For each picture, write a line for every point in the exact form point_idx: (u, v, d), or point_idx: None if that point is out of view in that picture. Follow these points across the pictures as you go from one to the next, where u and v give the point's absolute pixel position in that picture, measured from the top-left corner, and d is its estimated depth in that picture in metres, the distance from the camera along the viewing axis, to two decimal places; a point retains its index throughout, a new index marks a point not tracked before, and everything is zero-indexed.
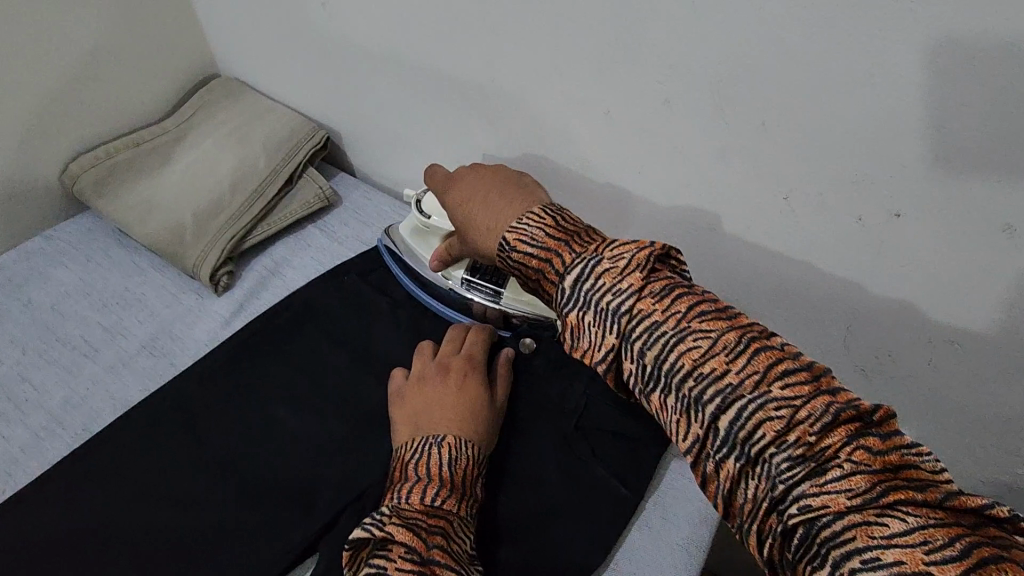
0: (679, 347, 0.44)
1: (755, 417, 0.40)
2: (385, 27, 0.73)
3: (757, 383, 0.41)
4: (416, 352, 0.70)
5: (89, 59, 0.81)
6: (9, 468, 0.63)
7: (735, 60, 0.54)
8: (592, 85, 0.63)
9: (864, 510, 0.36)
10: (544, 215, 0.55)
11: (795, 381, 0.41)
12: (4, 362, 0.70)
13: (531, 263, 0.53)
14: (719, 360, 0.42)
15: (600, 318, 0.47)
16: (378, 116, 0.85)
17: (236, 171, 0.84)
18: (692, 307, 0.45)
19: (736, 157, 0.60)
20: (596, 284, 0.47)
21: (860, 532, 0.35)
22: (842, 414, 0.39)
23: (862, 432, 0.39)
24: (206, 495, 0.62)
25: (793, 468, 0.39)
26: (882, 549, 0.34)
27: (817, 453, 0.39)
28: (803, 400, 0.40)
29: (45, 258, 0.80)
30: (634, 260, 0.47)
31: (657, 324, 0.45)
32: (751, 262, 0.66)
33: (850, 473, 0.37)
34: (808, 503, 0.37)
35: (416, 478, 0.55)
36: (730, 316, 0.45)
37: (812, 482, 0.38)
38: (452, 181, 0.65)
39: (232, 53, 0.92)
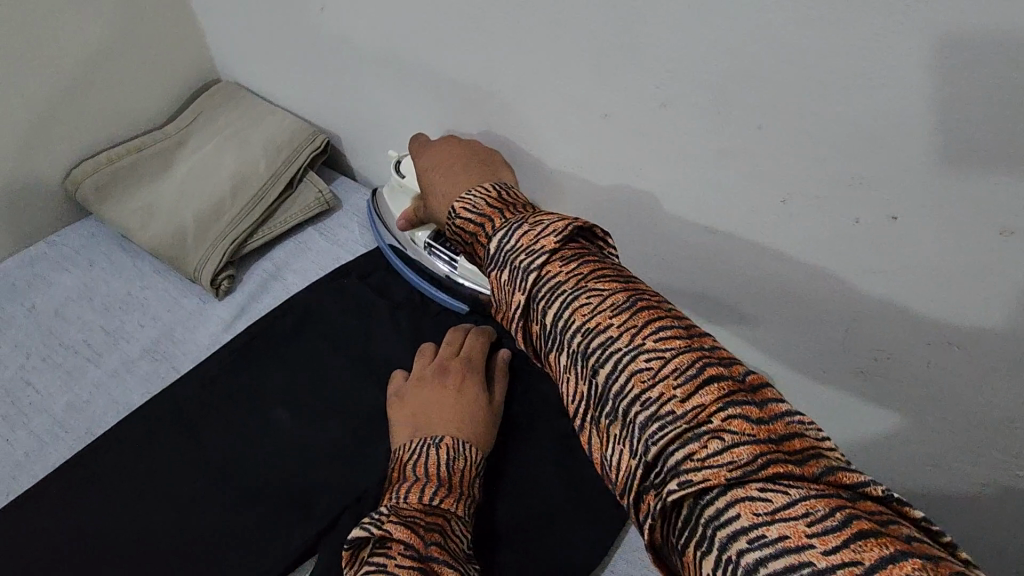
0: (573, 305, 0.41)
1: (632, 373, 0.38)
2: (383, 31, 0.74)
3: (644, 342, 0.39)
4: (417, 354, 0.71)
5: (90, 65, 0.82)
6: (13, 472, 0.64)
7: (729, 63, 0.54)
8: (589, 88, 0.64)
9: (746, 485, 0.33)
10: (489, 190, 0.56)
11: (668, 336, 0.39)
12: (7, 366, 0.71)
13: (468, 229, 0.53)
14: (607, 318, 0.40)
15: (513, 276, 0.45)
16: (377, 119, 0.85)
17: (236, 175, 0.84)
18: (593, 270, 0.43)
19: (734, 160, 0.60)
20: (513, 243, 0.46)
21: (743, 509, 0.32)
22: (719, 376, 0.37)
23: (740, 398, 0.36)
24: (207, 498, 0.62)
25: (667, 431, 0.36)
26: (766, 527, 0.31)
27: (693, 415, 0.36)
28: (675, 356, 0.38)
29: (49, 261, 0.81)
30: (551, 225, 0.46)
31: (558, 283, 0.43)
32: (750, 265, 0.67)
33: (732, 444, 0.34)
34: (689, 478, 0.34)
35: (414, 478, 0.56)
36: (629, 281, 0.43)
37: (691, 451, 0.35)
38: (423, 151, 0.68)
39: (232, 58, 0.92)
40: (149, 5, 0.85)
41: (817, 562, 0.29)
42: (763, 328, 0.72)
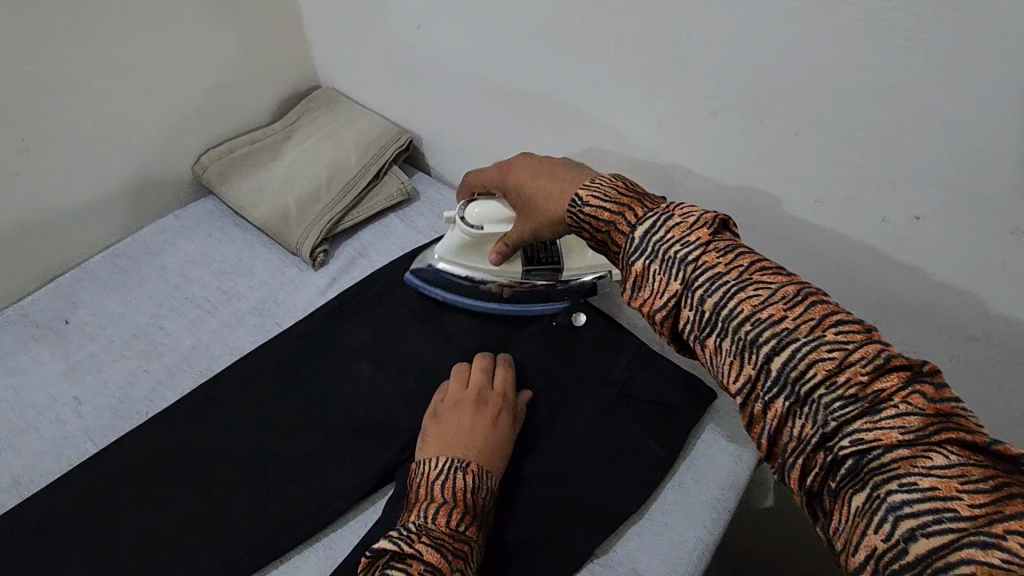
0: (741, 296, 0.48)
1: (810, 357, 0.45)
2: (467, 46, 0.86)
3: (816, 330, 0.46)
4: (454, 373, 0.73)
5: (220, 69, 0.97)
6: (149, 396, 0.77)
7: (770, 77, 0.63)
8: (645, 98, 0.73)
9: (912, 446, 0.41)
10: (615, 179, 0.61)
11: (848, 330, 0.45)
12: (144, 312, 0.85)
13: (602, 216, 0.59)
14: (777, 307, 0.47)
15: (667, 267, 0.52)
16: (455, 121, 0.97)
17: (333, 166, 0.98)
18: (754, 262, 0.50)
19: (772, 163, 0.68)
20: (662, 236, 0.53)
21: (904, 463, 0.41)
22: (900, 364, 0.44)
23: (916, 381, 0.43)
24: (303, 429, 0.74)
25: (846, 407, 0.44)
26: (920, 477, 0.40)
27: (871, 395, 0.43)
28: (857, 346, 0.45)
29: (175, 231, 0.96)
30: (700, 220, 0.53)
31: (718, 275, 0.50)
32: (784, 260, 0.75)
33: (904, 413, 0.42)
34: (861, 437, 0.43)
35: (441, 499, 0.60)
36: (789, 273, 0.50)
37: (866, 419, 0.43)
38: (510, 168, 0.72)
39: (332, 66, 1.07)
40: (269, 18, 0.99)
41: (963, 509, 0.38)
42: None
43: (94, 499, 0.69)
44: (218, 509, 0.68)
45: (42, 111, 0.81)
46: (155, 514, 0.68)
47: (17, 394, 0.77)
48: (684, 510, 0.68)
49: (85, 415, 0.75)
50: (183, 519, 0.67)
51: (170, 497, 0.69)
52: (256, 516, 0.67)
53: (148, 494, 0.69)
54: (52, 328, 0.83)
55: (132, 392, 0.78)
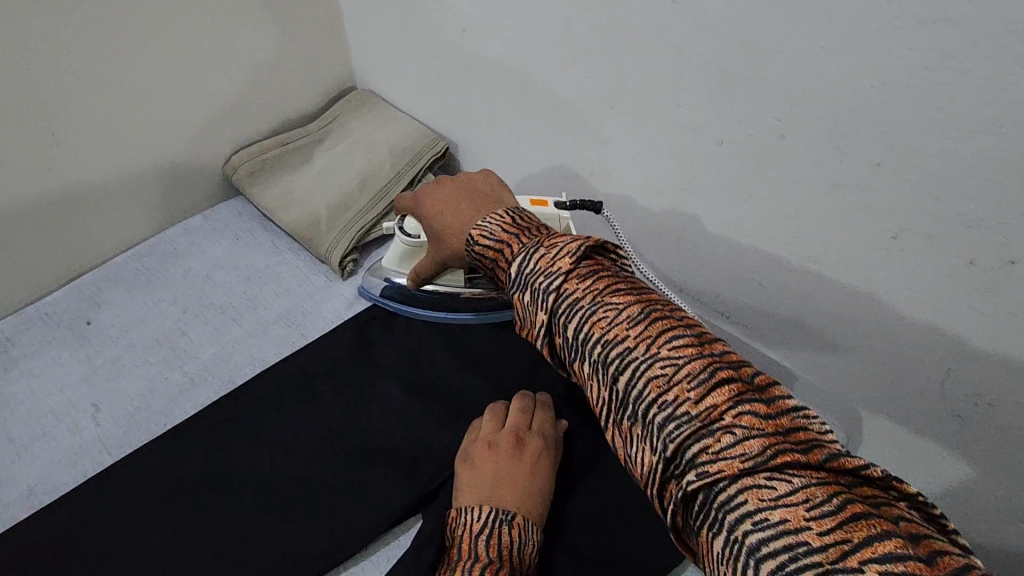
0: (592, 318, 0.48)
1: (648, 376, 0.45)
2: (514, 53, 0.82)
3: (651, 347, 0.45)
4: (489, 413, 0.68)
5: (258, 67, 0.95)
6: (168, 406, 0.74)
7: (852, 99, 0.58)
8: (705, 116, 0.68)
9: (755, 475, 0.40)
10: (504, 214, 0.58)
11: (682, 343, 0.45)
12: (168, 317, 0.83)
13: (487, 254, 0.57)
14: (627, 330, 0.47)
15: (532, 298, 0.51)
16: (493, 130, 0.93)
17: (367, 172, 0.94)
18: (607, 284, 0.49)
19: (845, 194, 0.62)
20: (531, 267, 0.51)
21: (751, 495, 0.39)
22: (728, 379, 0.44)
23: (748, 398, 0.43)
24: (327, 452, 0.71)
25: (683, 428, 0.42)
26: (770, 510, 0.38)
27: (704, 414, 0.43)
28: (686, 361, 0.44)
29: (202, 233, 0.93)
30: (565, 247, 0.52)
31: (576, 299, 0.49)
32: (845, 299, 0.68)
33: (743, 438, 0.41)
34: (706, 469, 0.41)
35: (486, 559, 0.53)
36: (640, 292, 0.50)
37: (706, 446, 0.42)
38: (421, 196, 0.67)
39: (370, 68, 1.03)
40: (310, 17, 0.97)
41: (812, 540, 0.36)
42: (854, 357, 0.72)
43: (109, 514, 0.66)
44: (237, 533, 0.65)
45: (79, 102, 0.80)
46: (169, 531, 0.65)
47: (35, 394, 0.75)
48: None
49: (103, 422, 0.73)
50: (201, 541, 0.64)
51: (188, 513, 0.66)
52: (275, 542, 0.64)
53: (166, 509, 0.66)
54: (74, 328, 0.81)
55: (151, 401, 0.75)
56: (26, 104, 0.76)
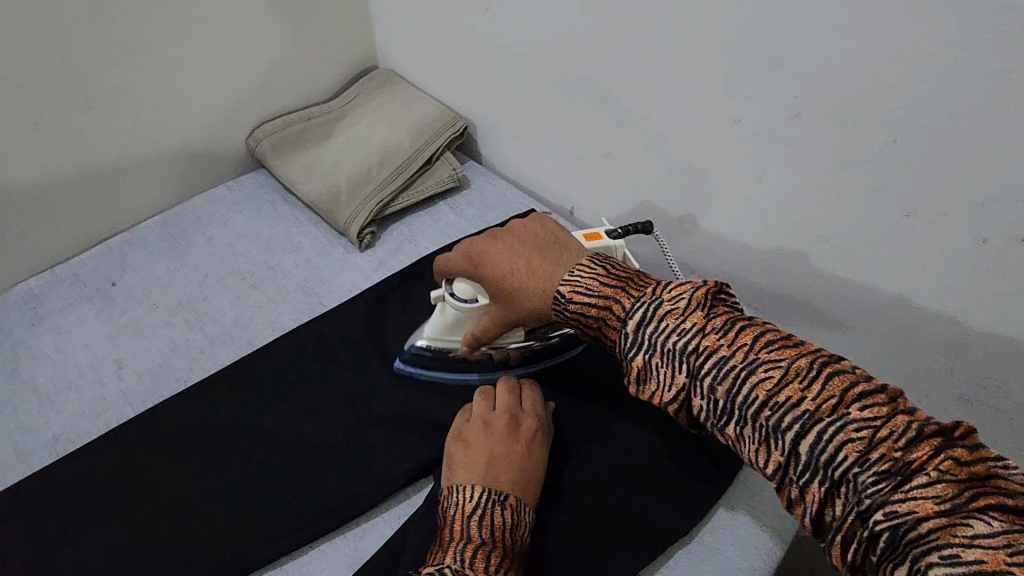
0: (750, 378, 0.45)
1: (838, 438, 0.41)
2: (535, 33, 0.83)
3: (838, 408, 0.42)
4: (480, 393, 0.69)
5: (283, 42, 0.96)
6: (189, 366, 0.76)
7: (868, 76, 0.59)
8: (723, 95, 0.69)
9: (953, 516, 0.37)
10: (593, 265, 0.58)
11: (872, 402, 0.42)
12: (190, 282, 0.85)
13: (588, 311, 0.56)
14: (794, 388, 0.44)
15: (667, 359, 0.49)
16: (512, 110, 0.94)
17: (386, 147, 0.96)
18: (758, 338, 0.47)
19: (859, 172, 0.63)
20: (657, 324, 0.50)
21: (944, 534, 0.37)
22: (928, 428, 0.41)
23: (948, 444, 0.40)
24: (342, 414, 0.72)
25: (880, 485, 0.40)
26: (963, 549, 0.36)
27: (904, 468, 0.40)
28: (884, 419, 0.41)
29: (225, 203, 0.95)
30: (692, 299, 0.50)
31: (722, 357, 0.47)
32: (856, 278, 0.69)
33: (935, 481, 0.39)
34: (895, 510, 0.39)
35: (478, 539, 0.55)
36: (796, 342, 0.46)
37: (902, 494, 0.39)
38: (480, 258, 0.63)
39: (392, 47, 1.05)
40: None
41: None
42: (862, 339, 0.73)
43: (130, 465, 0.68)
44: (254, 488, 0.67)
45: (110, 70, 0.82)
46: (189, 483, 0.67)
47: (62, 349, 0.77)
48: (731, 534, 0.65)
49: (127, 377, 0.75)
50: (219, 493, 0.66)
51: (207, 467, 0.68)
52: (291, 497, 0.66)
53: (186, 462, 0.68)
54: (101, 289, 0.83)
55: (174, 360, 0.77)
56: (59, 69, 0.78)
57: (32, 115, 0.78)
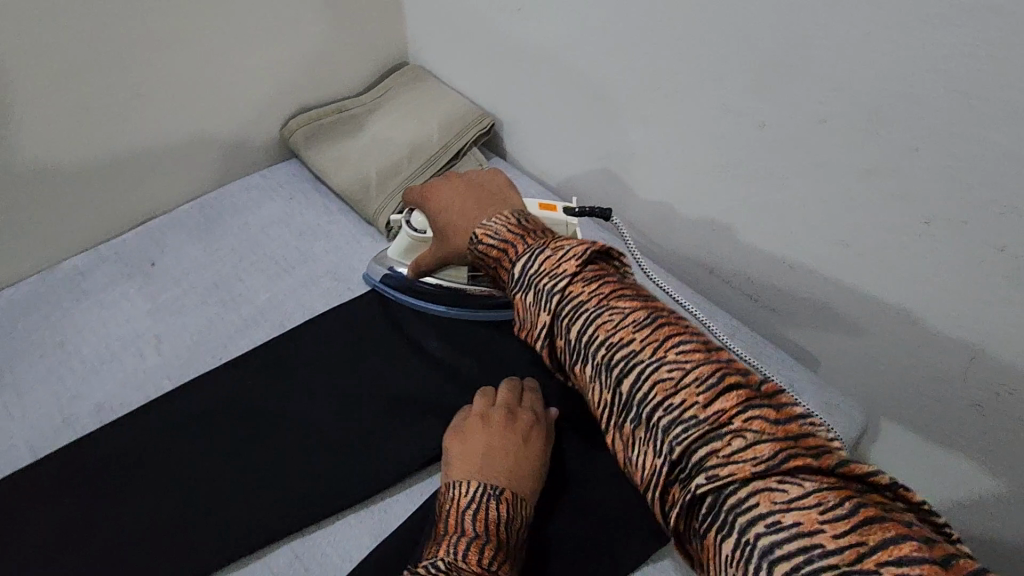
0: (598, 322, 0.53)
1: (653, 377, 0.49)
2: (565, 34, 0.86)
3: (658, 351, 0.50)
4: (481, 391, 0.72)
5: (320, 36, 1.00)
6: (223, 343, 0.80)
7: (894, 85, 0.60)
8: (749, 99, 0.71)
9: (767, 478, 0.43)
10: (510, 216, 0.66)
11: (689, 351, 0.50)
12: (225, 264, 0.88)
13: (491, 253, 0.65)
14: (627, 331, 0.52)
15: (538, 299, 0.56)
16: (539, 108, 0.96)
17: (416, 141, 0.99)
18: (613, 290, 0.55)
19: (882, 179, 0.65)
20: (537, 267, 0.58)
21: (762, 498, 0.42)
22: (738, 385, 0.47)
23: (755, 403, 0.46)
24: (369, 396, 0.75)
25: (690, 432, 0.46)
26: (783, 513, 0.41)
27: (713, 418, 0.46)
28: (694, 366, 0.49)
29: (259, 190, 0.99)
30: (570, 251, 0.57)
31: (581, 302, 0.54)
32: (874, 283, 0.71)
33: (754, 442, 0.44)
34: (716, 473, 0.44)
35: (471, 533, 0.57)
36: (645, 298, 0.55)
37: (716, 450, 0.45)
38: (429, 193, 0.75)
39: (424, 45, 1.08)
40: None
41: (828, 542, 0.39)
42: (876, 341, 0.74)
43: (168, 435, 0.71)
44: (284, 462, 0.70)
45: (158, 59, 0.86)
46: (222, 455, 0.70)
47: (105, 323, 0.81)
48: None
49: (165, 352, 0.79)
50: (251, 465, 0.70)
51: (239, 441, 0.71)
52: (318, 471, 0.69)
53: (218, 435, 0.72)
54: (141, 268, 0.87)
55: (209, 338, 0.80)
56: (111, 57, 0.82)
57: (84, 100, 0.82)
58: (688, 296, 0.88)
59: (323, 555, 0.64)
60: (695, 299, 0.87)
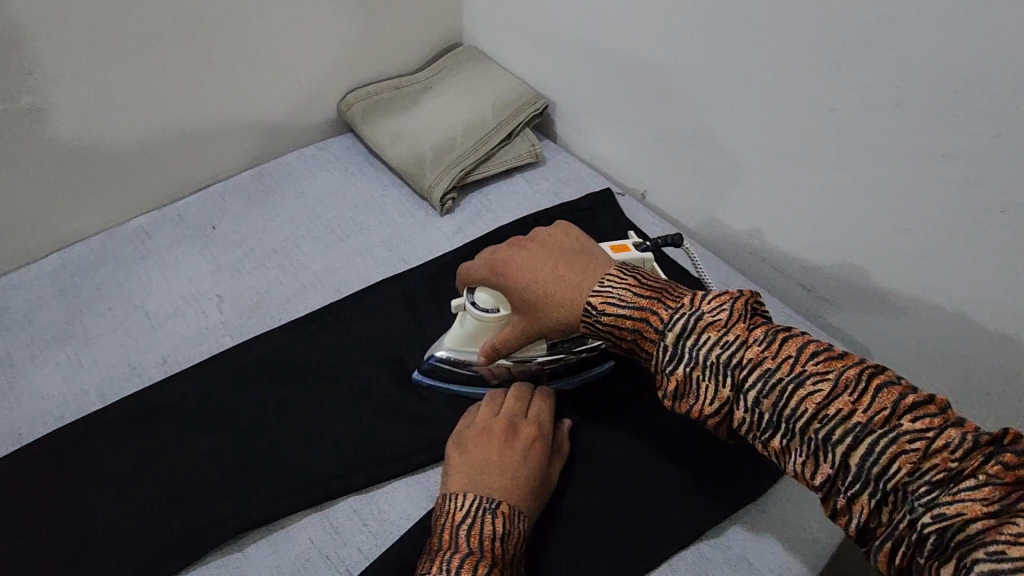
0: (796, 391, 0.50)
1: (880, 446, 0.47)
2: (632, 15, 0.85)
3: (882, 416, 0.47)
4: (486, 399, 0.71)
5: (384, 11, 1.01)
6: (283, 307, 0.82)
7: (978, 67, 0.60)
8: (822, 81, 0.70)
9: (1002, 518, 0.42)
10: (624, 277, 0.62)
11: (914, 409, 0.47)
12: (282, 231, 0.90)
13: (624, 324, 0.60)
14: (838, 400, 0.49)
15: (713, 374, 0.53)
16: (595, 90, 0.97)
17: (470, 119, 1.00)
18: (801, 350, 0.52)
19: (957, 165, 0.64)
20: (701, 336, 0.54)
21: (996, 534, 0.42)
22: (965, 431, 0.46)
23: (985, 447, 0.45)
24: (421, 366, 0.77)
25: (926, 489, 0.45)
26: (1010, 545, 0.41)
27: (947, 472, 0.45)
28: (924, 425, 0.46)
29: (315, 162, 1.00)
30: (732, 311, 0.55)
31: (768, 371, 0.51)
32: (939, 273, 0.70)
33: (983, 484, 0.44)
34: (945, 513, 0.44)
35: (466, 549, 0.55)
36: (834, 352, 0.51)
37: (948, 497, 0.44)
38: (501, 265, 0.66)
39: (481, 26, 1.09)
40: None
41: None
42: (934, 333, 0.74)
43: (228, 393, 0.73)
44: (340, 423, 0.72)
45: (232, 28, 0.87)
46: (283, 413, 0.72)
47: (169, 280, 0.83)
48: (790, 510, 0.68)
49: (226, 311, 0.81)
50: (308, 424, 0.71)
51: (299, 401, 0.73)
52: (374, 434, 0.71)
53: (277, 391, 0.74)
54: (203, 231, 0.89)
55: (269, 300, 0.82)
56: (190, 24, 0.83)
57: (161, 66, 0.84)
58: (738, 284, 0.87)
59: (378, 512, 0.65)
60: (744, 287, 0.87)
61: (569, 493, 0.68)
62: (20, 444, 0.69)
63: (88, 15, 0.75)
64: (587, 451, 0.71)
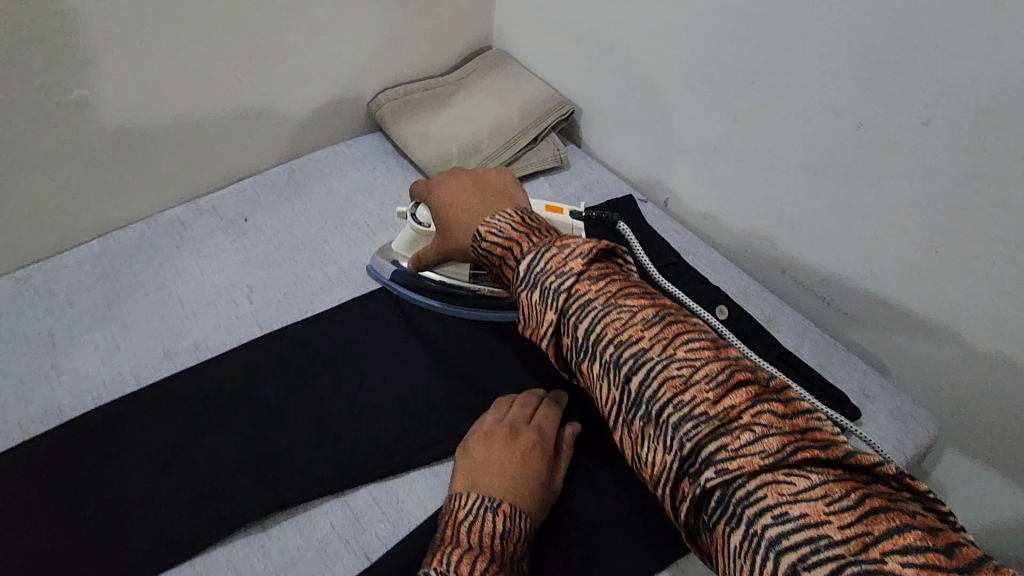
0: (605, 321, 0.53)
1: (662, 375, 0.50)
2: (662, 26, 0.86)
3: (668, 348, 0.51)
4: (495, 405, 0.72)
5: (416, 14, 1.03)
6: (310, 300, 0.84)
7: (1010, 90, 0.60)
8: (851, 98, 0.71)
9: (776, 472, 0.44)
10: (513, 214, 0.65)
11: (697, 347, 0.50)
12: (311, 226, 0.93)
13: (496, 250, 0.64)
14: (635, 330, 0.52)
15: (545, 297, 0.56)
16: (622, 97, 0.98)
17: (497, 122, 1.02)
18: (620, 289, 0.55)
19: (985, 187, 0.64)
20: (543, 266, 0.57)
21: (771, 491, 0.44)
22: (746, 381, 0.48)
23: (765, 398, 0.48)
24: (443, 363, 0.79)
25: (700, 428, 0.47)
26: (789, 505, 0.43)
27: (722, 413, 0.47)
28: (704, 363, 0.49)
29: (345, 158, 1.03)
30: (577, 250, 0.57)
31: (588, 302, 0.54)
32: (963, 294, 0.70)
33: (762, 436, 0.45)
34: (726, 466, 0.45)
35: (465, 545, 0.57)
36: (652, 297, 0.55)
37: (726, 444, 0.46)
38: (433, 190, 0.76)
39: (512, 30, 1.11)
40: None
41: (833, 533, 0.41)
42: (958, 353, 0.73)
43: (257, 381, 0.76)
44: (363, 415, 0.74)
45: (271, 29, 0.90)
46: (309, 402, 0.75)
47: (202, 270, 0.86)
48: None
49: (256, 301, 0.83)
50: (332, 414, 0.74)
51: (325, 391, 0.76)
52: (396, 427, 0.73)
53: (305, 381, 0.76)
54: (235, 223, 0.92)
55: (297, 293, 0.85)
56: (231, 24, 0.86)
57: (204, 63, 0.87)
58: (758, 295, 0.88)
59: (397, 501, 0.68)
60: (765, 298, 0.88)
61: (583, 492, 0.70)
62: (60, 419, 0.72)
63: (134, 14, 0.79)
64: (601, 452, 0.73)
